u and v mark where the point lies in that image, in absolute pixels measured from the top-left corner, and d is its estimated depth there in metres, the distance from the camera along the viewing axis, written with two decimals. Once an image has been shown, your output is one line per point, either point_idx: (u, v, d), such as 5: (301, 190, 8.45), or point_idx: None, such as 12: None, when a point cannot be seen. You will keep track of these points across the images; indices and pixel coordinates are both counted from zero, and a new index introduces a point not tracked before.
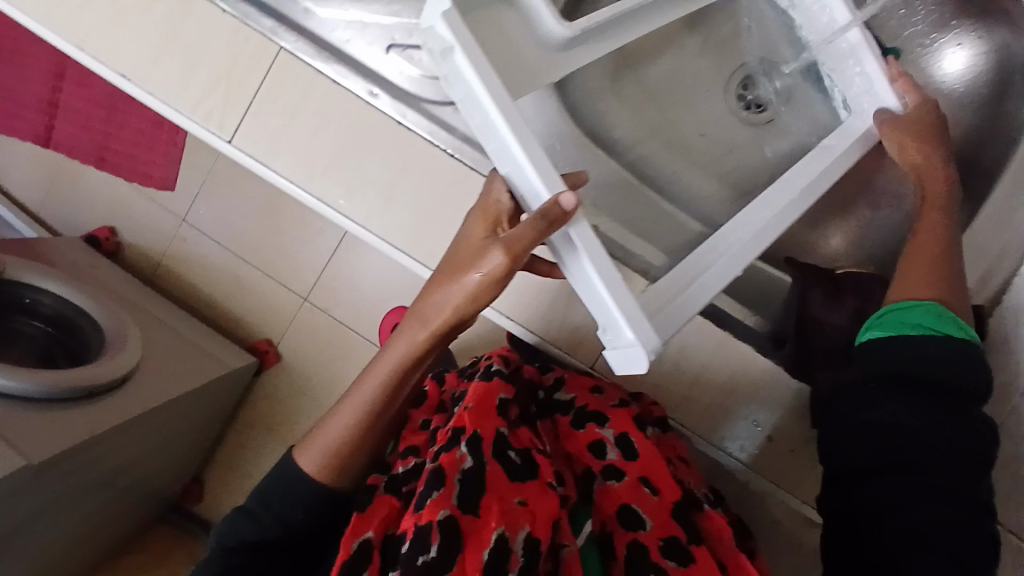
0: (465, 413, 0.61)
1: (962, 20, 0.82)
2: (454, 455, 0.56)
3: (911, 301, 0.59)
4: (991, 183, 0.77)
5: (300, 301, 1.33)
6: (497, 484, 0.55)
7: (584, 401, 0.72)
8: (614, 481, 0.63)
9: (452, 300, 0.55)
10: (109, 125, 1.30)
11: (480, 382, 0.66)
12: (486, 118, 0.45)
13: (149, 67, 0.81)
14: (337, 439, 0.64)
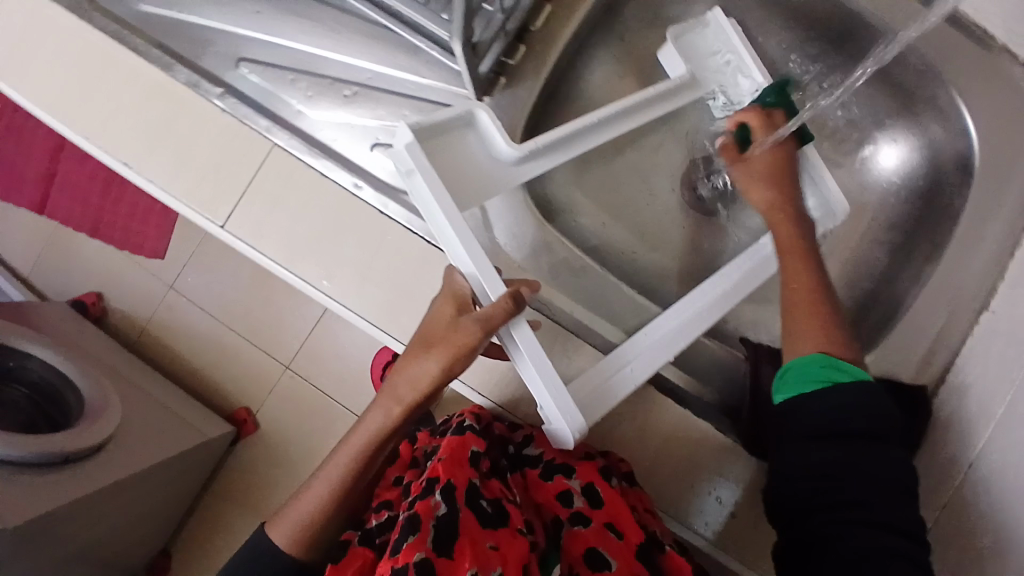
0: (437, 462, 0.58)
1: (895, 121, 0.77)
2: (428, 501, 0.54)
3: (802, 356, 0.55)
4: (936, 249, 0.70)
5: (282, 368, 1.35)
6: (470, 528, 0.53)
7: (553, 452, 0.66)
8: (580, 526, 0.59)
9: (421, 383, 0.49)
10: (104, 199, 1.34)
11: (452, 433, 0.62)
12: (441, 228, 0.47)
13: (92, 115, 0.67)
14: (300, 524, 0.55)
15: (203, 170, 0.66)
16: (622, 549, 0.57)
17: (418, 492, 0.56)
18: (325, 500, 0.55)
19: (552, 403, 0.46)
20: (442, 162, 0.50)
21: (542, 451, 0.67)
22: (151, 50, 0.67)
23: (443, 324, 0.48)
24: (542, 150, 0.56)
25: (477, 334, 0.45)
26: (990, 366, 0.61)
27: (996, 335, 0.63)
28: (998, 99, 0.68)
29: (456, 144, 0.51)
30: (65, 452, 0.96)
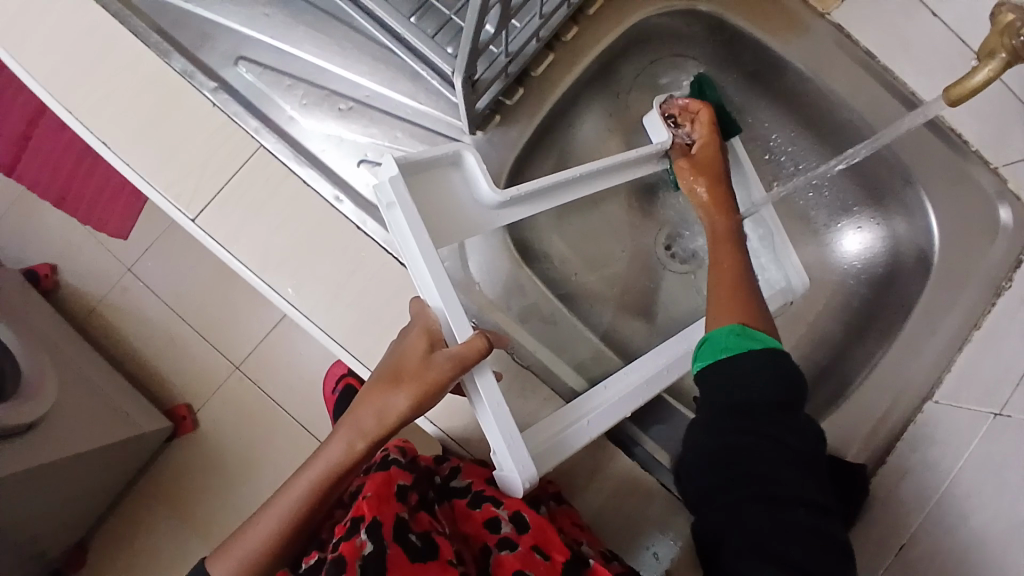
0: (361, 501, 0.55)
1: (862, 208, 0.81)
2: (353, 543, 0.51)
3: (717, 327, 0.55)
4: (888, 334, 0.74)
5: (232, 368, 1.32)
6: (396, 563, 0.52)
7: (481, 482, 0.64)
8: (506, 551, 0.57)
9: (386, 417, 0.49)
10: (78, 169, 1.33)
11: (377, 471, 0.60)
12: (417, 264, 0.47)
13: (73, 82, 0.65)
14: (241, 565, 0.50)
15: (185, 162, 0.65)
16: (550, 569, 0.55)
17: (344, 532, 0.53)
18: (271, 540, 0.50)
19: (506, 444, 0.46)
20: (427, 199, 0.51)
21: (471, 480, 0.66)
22: (150, 36, 0.67)
23: (414, 359, 0.48)
24: (525, 199, 0.57)
25: (451, 371, 0.45)
26: (924, 453, 0.64)
27: (932, 424, 0.66)
28: (953, 205, 0.72)
29: (440, 182, 0.52)
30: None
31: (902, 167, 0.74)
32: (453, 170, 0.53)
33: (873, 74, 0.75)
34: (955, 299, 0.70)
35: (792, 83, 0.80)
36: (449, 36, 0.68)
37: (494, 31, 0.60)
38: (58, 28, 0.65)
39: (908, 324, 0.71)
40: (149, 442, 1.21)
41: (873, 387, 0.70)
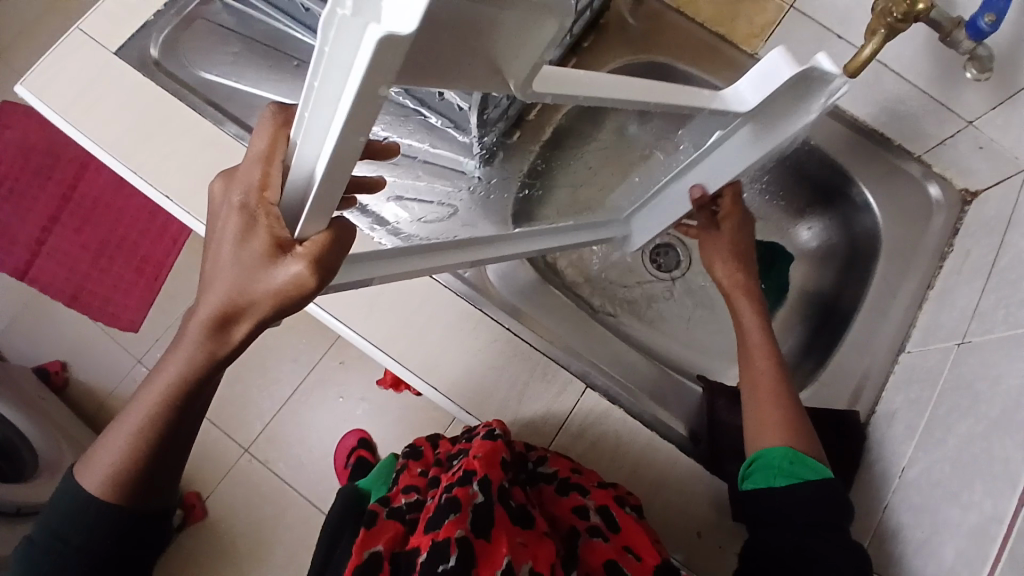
0: (472, 459, 0.63)
1: (812, 212, 0.93)
2: (466, 490, 0.60)
3: (768, 450, 0.66)
4: (853, 307, 0.84)
5: (242, 451, 1.42)
6: (505, 522, 0.60)
7: (569, 470, 0.70)
8: (600, 538, 0.63)
9: (228, 307, 0.41)
10: (93, 268, 1.39)
11: (485, 438, 0.66)
12: (329, 79, 0.28)
13: (137, 149, 0.76)
14: (107, 471, 0.51)
15: None
16: (640, 569, 0.60)
17: (457, 479, 0.62)
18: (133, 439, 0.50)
19: None
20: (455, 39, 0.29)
21: (556, 469, 0.71)
22: (206, 108, 0.78)
23: (256, 250, 0.39)
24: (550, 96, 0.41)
25: (313, 282, 0.38)
26: (907, 393, 0.71)
27: (909, 370, 0.74)
28: (890, 191, 0.83)
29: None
30: (16, 501, 0.95)
31: (833, 163, 0.85)
32: (538, 17, 0.32)
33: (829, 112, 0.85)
34: (907, 266, 0.81)
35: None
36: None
37: None
38: (125, 105, 0.77)
39: (870, 292, 0.81)
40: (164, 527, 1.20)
41: (852, 348, 0.79)
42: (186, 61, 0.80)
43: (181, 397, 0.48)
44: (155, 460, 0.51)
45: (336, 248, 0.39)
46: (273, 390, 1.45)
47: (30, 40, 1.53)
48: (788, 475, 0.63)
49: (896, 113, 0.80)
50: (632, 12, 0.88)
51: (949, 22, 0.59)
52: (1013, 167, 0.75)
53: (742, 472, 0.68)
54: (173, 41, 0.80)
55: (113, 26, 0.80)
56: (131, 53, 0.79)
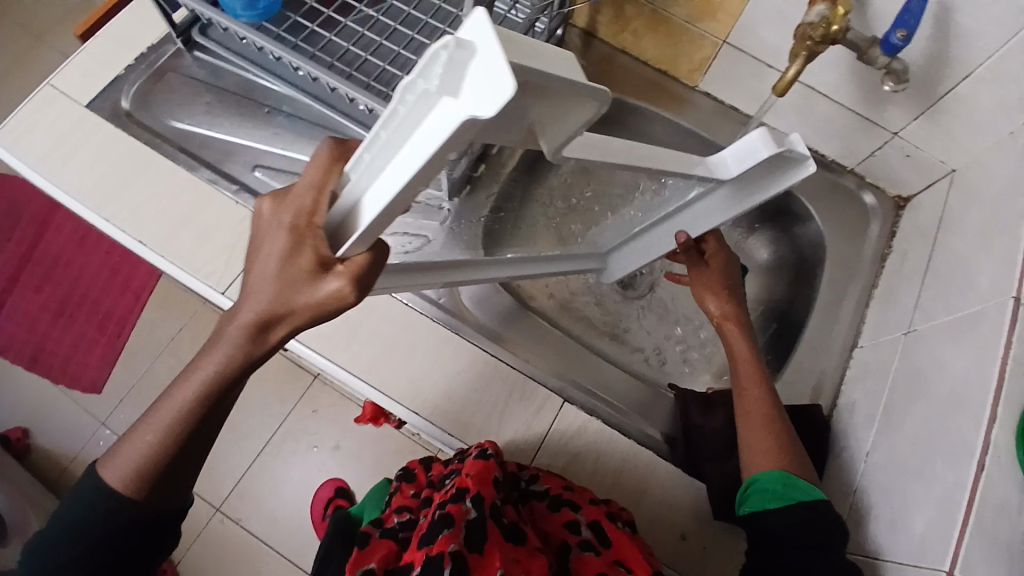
0: (465, 476, 0.64)
1: (762, 226, 0.98)
2: (460, 506, 0.62)
3: (763, 474, 0.66)
4: (807, 311, 0.89)
5: (213, 511, 1.37)
6: (498, 537, 0.61)
7: (561, 487, 0.70)
8: (592, 553, 0.65)
9: (266, 315, 0.43)
10: (52, 328, 1.37)
11: (477, 454, 0.67)
12: (396, 134, 0.30)
13: (108, 196, 0.78)
14: (132, 471, 0.50)
15: (213, 248, 0.77)
16: None
17: (450, 496, 0.64)
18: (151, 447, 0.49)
19: None
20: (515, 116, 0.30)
21: (548, 487, 0.71)
22: (179, 155, 0.80)
23: (299, 264, 0.40)
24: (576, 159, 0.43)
25: (353, 299, 0.40)
26: (865, 384, 0.76)
27: (863, 364, 0.78)
28: (829, 203, 0.90)
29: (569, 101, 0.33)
30: None
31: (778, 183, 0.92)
32: (576, 100, 0.34)
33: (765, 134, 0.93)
34: (852, 269, 0.86)
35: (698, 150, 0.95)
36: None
37: None
38: (97, 155, 0.79)
39: (821, 296, 0.86)
40: None
41: (811, 349, 0.83)
42: (157, 111, 0.83)
43: (203, 404, 0.48)
44: (169, 470, 0.50)
45: (374, 266, 0.40)
46: (243, 444, 1.41)
47: None
48: (784, 497, 0.64)
49: (827, 132, 0.88)
50: (582, 53, 0.95)
51: (864, 43, 0.66)
52: (938, 172, 0.82)
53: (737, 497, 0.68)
54: (144, 94, 0.83)
55: (84, 79, 0.83)
56: (103, 105, 0.82)
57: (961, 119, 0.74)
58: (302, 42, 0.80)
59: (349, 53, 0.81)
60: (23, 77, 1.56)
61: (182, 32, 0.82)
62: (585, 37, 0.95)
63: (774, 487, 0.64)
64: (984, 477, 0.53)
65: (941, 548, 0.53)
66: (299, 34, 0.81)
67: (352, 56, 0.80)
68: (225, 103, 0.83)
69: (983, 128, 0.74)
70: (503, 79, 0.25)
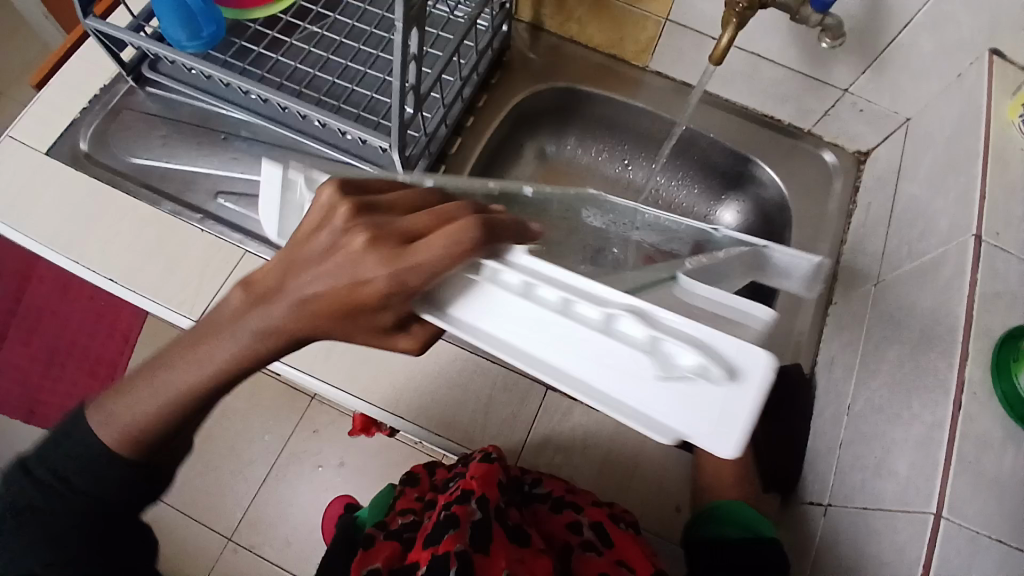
0: (470, 478, 0.65)
1: (727, 192, 0.97)
2: (465, 508, 0.62)
3: (733, 501, 0.69)
4: None
5: (225, 541, 1.38)
6: (502, 539, 0.61)
7: (562, 489, 0.71)
8: (594, 554, 0.65)
9: (311, 329, 0.34)
10: (44, 378, 1.37)
11: (481, 460, 0.68)
12: (562, 308, 0.29)
13: (75, 237, 0.78)
14: (122, 431, 0.43)
15: (184, 277, 0.77)
16: None
17: (455, 497, 0.64)
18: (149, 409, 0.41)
19: None
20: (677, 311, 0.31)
21: (550, 489, 0.71)
22: (141, 190, 0.81)
23: (372, 317, 0.33)
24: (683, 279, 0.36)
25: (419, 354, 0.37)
26: (841, 337, 0.76)
27: (839, 319, 0.79)
28: (790, 166, 0.91)
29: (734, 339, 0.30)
30: None
31: (736, 151, 0.93)
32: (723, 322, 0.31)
33: (720, 107, 0.94)
34: (819, 228, 0.87)
35: (657, 128, 0.96)
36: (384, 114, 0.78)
37: (411, 115, 0.74)
38: (61, 200, 0.80)
39: None
40: None
41: (788, 310, 0.83)
42: (115, 149, 0.83)
43: (213, 389, 0.38)
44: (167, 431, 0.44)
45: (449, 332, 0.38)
46: (248, 473, 1.41)
47: None
48: (743, 525, 0.68)
49: (779, 96, 0.88)
50: (531, 47, 0.96)
51: (796, 3, 0.67)
52: (894, 123, 0.83)
53: (696, 512, 0.71)
54: (100, 133, 0.84)
55: (41, 126, 0.83)
56: (63, 149, 0.82)
57: (907, 67, 0.75)
58: (249, 65, 0.81)
59: (297, 71, 0.82)
60: None
61: (131, 69, 0.83)
62: (533, 32, 0.96)
63: (738, 516, 0.68)
64: (960, 416, 0.53)
65: (925, 489, 0.52)
66: (246, 57, 0.82)
67: (300, 74, 0.81)
68: (182, 134, 0.84)
69: (929, 73, 0.75)
70: (719, 427, 0.27)
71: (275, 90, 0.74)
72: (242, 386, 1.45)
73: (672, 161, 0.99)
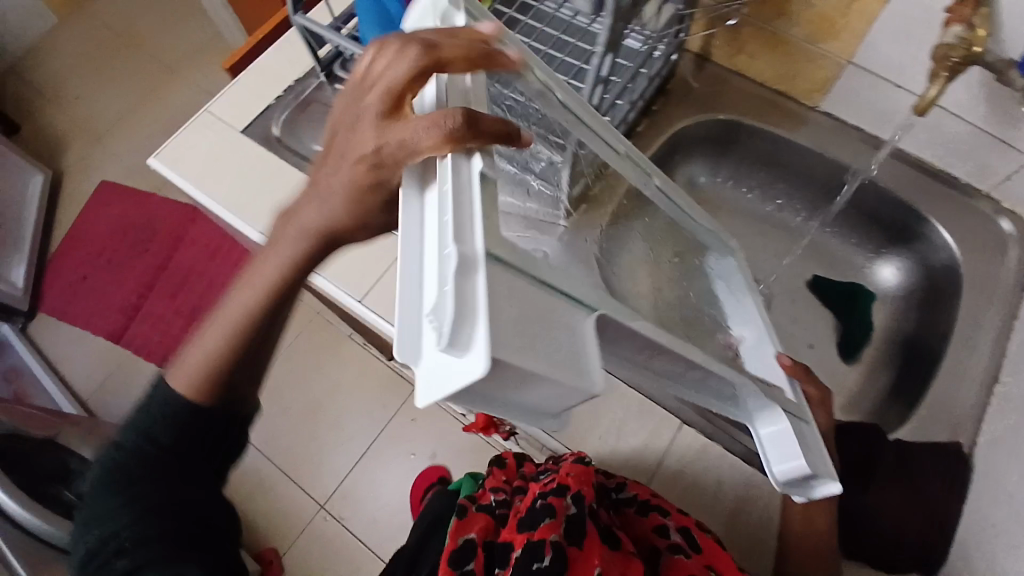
0: (567, 474, 0.71)
1: (890, 248, 0.90)
2: (561, 501, 0.68)
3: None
4: (935, 346, 0.82)
5: (317, 507, 1.46)
6: (595, 536, 0.67)
7: (648, 492, 0.73)
8: (682, 555, 0.66)
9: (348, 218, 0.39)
10: (180, 333, 1.52)
11: (578, 462, 0.74)
12: None
13: (253, 203, 0.84)
14: (194, 371, 0.49)
15: (352, 263, 0.84)
16: None
17: (552, 488, 0.70)
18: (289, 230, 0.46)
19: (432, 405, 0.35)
20: None
21: (637, 492, 0.74)
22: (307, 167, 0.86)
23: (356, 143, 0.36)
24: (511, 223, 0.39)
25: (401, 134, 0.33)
26: None
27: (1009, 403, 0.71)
28: (968, 226, 0.82)
29: (586, 343, 0.32)
30: None
31: (905, 205, 0.85)
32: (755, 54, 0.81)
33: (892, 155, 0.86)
34: (990, 299, 0.78)
35: (823, 172, 0.90)
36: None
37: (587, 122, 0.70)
38: (240, 169, 0.86)
39: (955, 325, 0.79)
40: None
41: (945, 379, 0.76)
42: (298, 134, 0.89)
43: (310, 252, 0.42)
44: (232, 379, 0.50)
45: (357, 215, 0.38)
46: (346, 446, 1.49)
47: (124, 124, 1.71)
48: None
49: (960, 151, 0.81)
50: (696, 75, 0.92)
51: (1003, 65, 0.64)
52: None
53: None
54: (291, 119, 0.90)
55: (239, 107, 0.91)
56: (257, 132, 0.89)
57: None
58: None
59: None
60: (160, 107, 1.72)
61: (325, 65, 0.88)
62: (698, 62, 0.92)
63: None
64: None
65: None
66: None
67: None
68: None
69: None
70: None
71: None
72: (353, 366, 1.54)
73: (848, 212, 0.91)
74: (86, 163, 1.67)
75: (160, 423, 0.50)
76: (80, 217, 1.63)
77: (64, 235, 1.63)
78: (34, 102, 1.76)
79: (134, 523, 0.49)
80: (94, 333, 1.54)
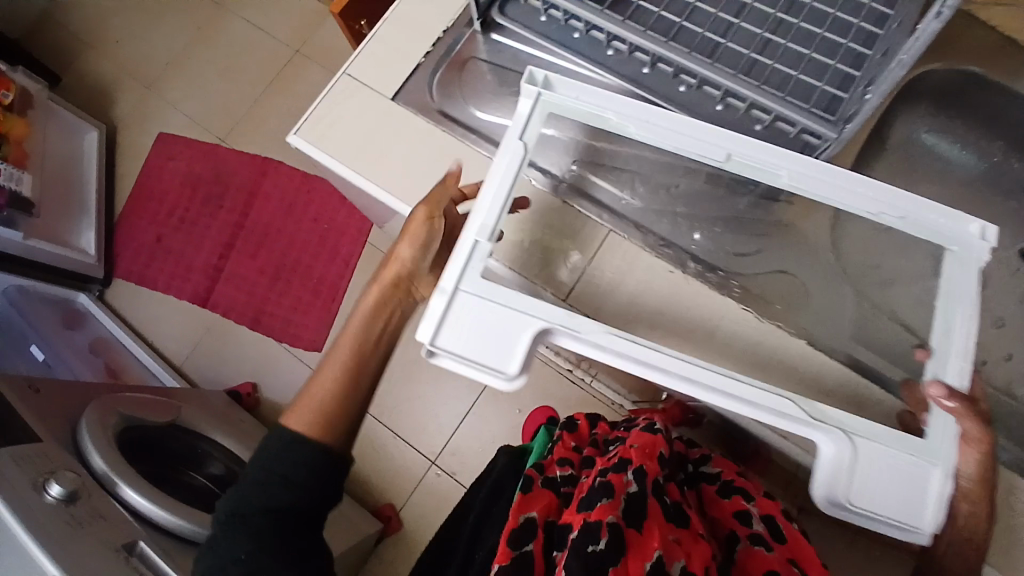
0: (631, 448, 0.69)
1: None
2: (621, 479, 0.65)
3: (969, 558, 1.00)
4: None
5: (429, 464, 1.45)
6: (658, 516, 0.62)
7: (733, 474, 0.76)
8: (762, 547, 0.65)
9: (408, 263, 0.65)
10: (270, 293, 1.45)
11: (647, 432, 0.73)
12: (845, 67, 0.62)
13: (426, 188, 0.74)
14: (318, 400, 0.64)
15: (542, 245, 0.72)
16: None
17: (613, 465, 0.67)
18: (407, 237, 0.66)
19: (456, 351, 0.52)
20: None
21: (721, 471, 0.78)
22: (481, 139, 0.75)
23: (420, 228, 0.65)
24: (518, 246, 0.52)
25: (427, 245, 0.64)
26: None
27: None
28: None
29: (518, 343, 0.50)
30: None
31: None
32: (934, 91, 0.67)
33: None
34: None
35: None
36: (840, 85, 0.67)
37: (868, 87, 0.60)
38: (400, 147, 0.75)
39: None
40: (363, 542, 1.31)
41: None
42: (461, 100, 0.77)
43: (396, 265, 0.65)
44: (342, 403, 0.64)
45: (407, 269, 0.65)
46: (452, 402, 1.47)
47: (179, 70, 1.60)
48: None
49: None
50: None
51: None
52: None
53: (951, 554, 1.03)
54: (446, 83, 0.78)
55: (383, 70, 0.78)
56: (410, 101, 0.77)
57: None
58: (609, 10, 0.68)
59: (674, 26, 0.70)
60: (214, 49, 1.59)
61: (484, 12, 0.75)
62: None
63: None
64: None
65: None
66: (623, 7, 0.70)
67: (682, 31, 0.69)
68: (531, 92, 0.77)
69: None
70: None
71: (709, 64, 0.65)
72: None
73: None
74: (144, 115, 1.59)
75: (286, 462, 0.61)
76: (147, 174, 1.55)
77: (129, 193, 1.54)
78: (81, 54, 1.65)
79: (256, 557, 0.58)
80: (177, 298, 1.47)
